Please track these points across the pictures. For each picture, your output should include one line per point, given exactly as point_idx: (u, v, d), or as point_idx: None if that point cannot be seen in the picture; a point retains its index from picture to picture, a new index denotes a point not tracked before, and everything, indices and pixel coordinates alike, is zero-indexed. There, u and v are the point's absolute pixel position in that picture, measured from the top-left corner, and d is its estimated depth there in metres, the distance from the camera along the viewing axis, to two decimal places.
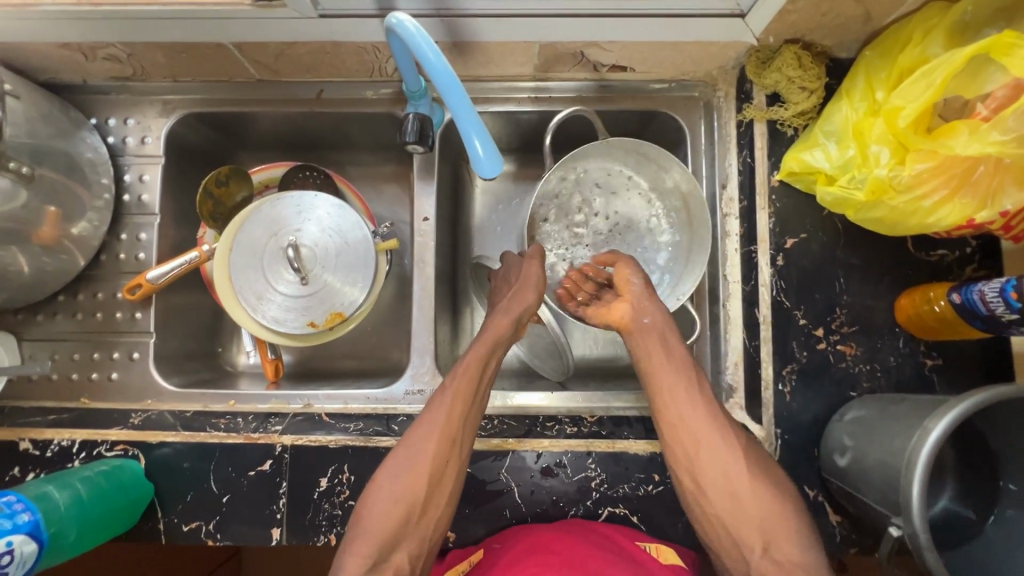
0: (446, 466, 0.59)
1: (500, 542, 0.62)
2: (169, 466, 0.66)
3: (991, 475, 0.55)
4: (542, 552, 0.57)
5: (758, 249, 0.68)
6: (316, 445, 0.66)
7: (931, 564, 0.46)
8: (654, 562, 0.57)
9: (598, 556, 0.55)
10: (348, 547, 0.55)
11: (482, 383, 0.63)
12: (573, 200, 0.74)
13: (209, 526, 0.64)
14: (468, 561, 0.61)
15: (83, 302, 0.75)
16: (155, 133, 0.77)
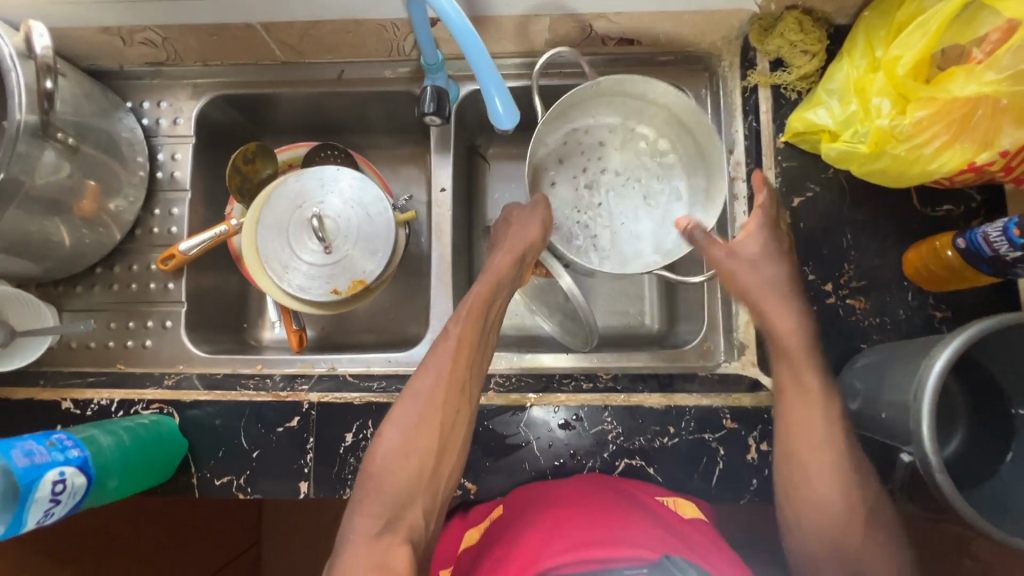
0: (457, 414, 0.60)
1: (518, 497, 0.63)
2: (201, 424, 0.69)
3: (1002, 404, 0.57)
4: (563, 505, 0.59)
5: None
6: (342, 401, 0.69)
7: (942, 483, 0.48)
8: (680, 520, 0.59)
9: (615, 507, 0.58)
10: (359, 506, 0.57)
11: (486, 325, 0.64)
12: (580, 161, 0.76)
13: (240, 480, 0.67)
14: (490, 517, 0.63)
15: (119, 274, 0.79)
16: (186, 115, 0.81)
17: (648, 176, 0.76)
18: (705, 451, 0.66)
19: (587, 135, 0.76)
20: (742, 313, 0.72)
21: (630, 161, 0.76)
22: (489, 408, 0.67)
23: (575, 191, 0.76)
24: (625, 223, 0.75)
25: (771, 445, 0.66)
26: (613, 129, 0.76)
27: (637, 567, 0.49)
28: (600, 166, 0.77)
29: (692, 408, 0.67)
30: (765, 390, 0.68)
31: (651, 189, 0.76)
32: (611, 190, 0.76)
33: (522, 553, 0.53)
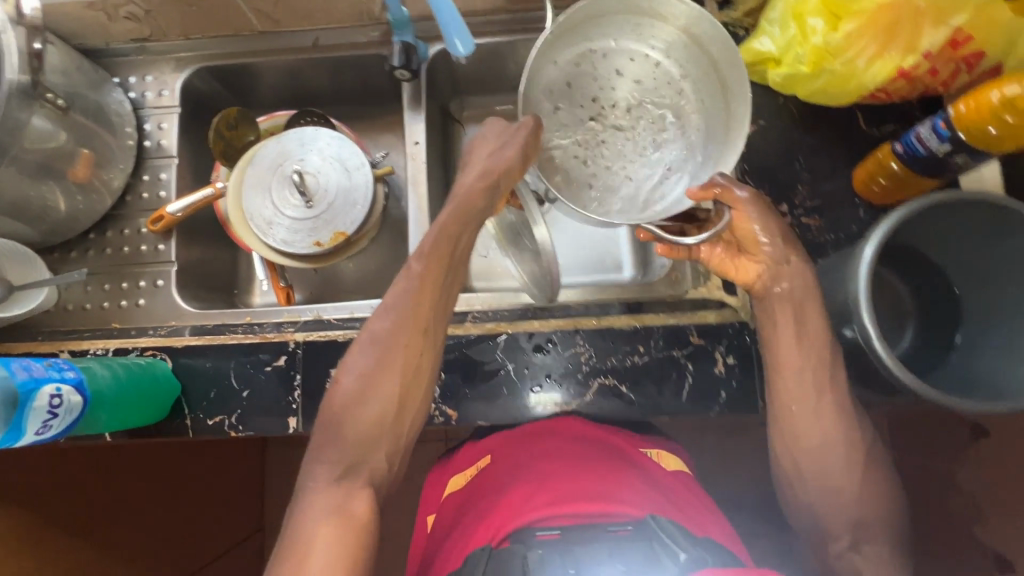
0: (420, 357, 0.60)
1: (503, 448, 0.66)
2: (194, 369, 0.72)
3: (946, 286, 0.62)
4: (550, 459, 0.63)
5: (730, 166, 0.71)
6: (327, 339, 0.72)
7: (881, 351, 0.52)
8: (658, 469, 0.64)
9: (607, 467, 0.62)
10: (317, 455, 0.57)
11: (451, 264, 0.63)
12: (590, 92, 0.73)
13: (232, 419, 0.70)
14: (476, 464, 0.67)
15: (111, 239, 0.83)
16: (171, 87, 0.86)
17: (662, 117, 0.73)
18: (674, 367, 0.69)
19: (604, 59, 0.74)
20: None
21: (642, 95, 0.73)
22: (467, 338, 0.71)
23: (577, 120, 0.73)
24: (626, 164, 0.72)
25: (737, 358, 0.69)
26: (632, 58, 0.74)
27: (622, 524, 0.55)
28: (609, 99, 0.74)
29: (659, 328, 0.70)
30: (730, 309, 0.71)
31: (659, 128, 0.73)
32: (619, 126, 0.73)
33: (507, 504, 0.59)
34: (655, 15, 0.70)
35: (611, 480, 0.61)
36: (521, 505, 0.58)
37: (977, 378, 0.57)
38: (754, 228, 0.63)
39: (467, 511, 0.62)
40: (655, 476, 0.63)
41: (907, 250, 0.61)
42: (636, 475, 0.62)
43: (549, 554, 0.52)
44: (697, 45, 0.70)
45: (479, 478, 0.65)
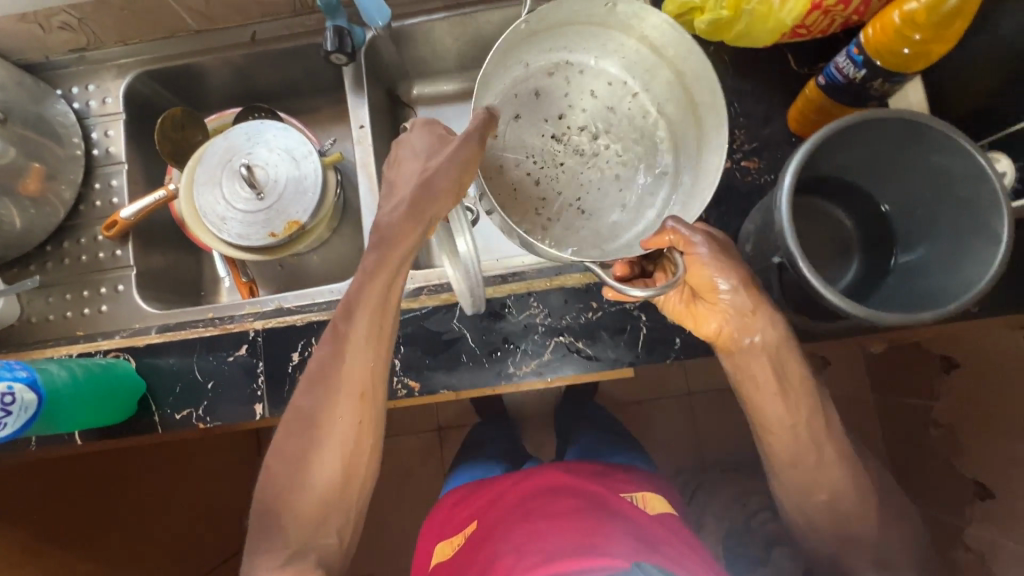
0: (360, 425, 0.62)
1: (491, 511, 0.82)
2: (158, 368, 0.72)
3: (874, 209, 0.63)
4: (532, 520, 0.75)
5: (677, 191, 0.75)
6: (285, 325, 0.73)
7: (805, 271, 0.53)
8: (645, 519, 0.76)
9: (590, 516, 0.73)
10: (258, 549, 0.59)
11: (382, 324, 0.62)
12: (555, 108, 0.79)
13: (199, 412, 0.71)
14: (466, 532, 0.82)
15: (68, 249, 0.83)
16: (114, 94, 0.86)
17: (622, 141, 0.79)
18: (628, 320, 0.70)
19: (578, 75, 0.79)
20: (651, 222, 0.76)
21: (603, 114, 0.79)
22: (423, 310, 0.72)
23: (541, 138, 0.78)
24: (578, 181, 0.78)
25: None
26: (605, 78, 0.79)
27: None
28: (571, 115, 0.79)
29: None
30: None
31: (614, 150, 0.79)
32: (575, 142, 0.78)
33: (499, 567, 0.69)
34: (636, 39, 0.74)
35: (594, 535, 0.68)
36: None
37: (920, 283, 0.58)
38: (709, 275, 0.61)
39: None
40: (639, 521, 0.75)
41: (835, 179, 0.63)
42: (619, 521, 0.73)
43: None
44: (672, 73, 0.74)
45: (466, 556, 0.76)
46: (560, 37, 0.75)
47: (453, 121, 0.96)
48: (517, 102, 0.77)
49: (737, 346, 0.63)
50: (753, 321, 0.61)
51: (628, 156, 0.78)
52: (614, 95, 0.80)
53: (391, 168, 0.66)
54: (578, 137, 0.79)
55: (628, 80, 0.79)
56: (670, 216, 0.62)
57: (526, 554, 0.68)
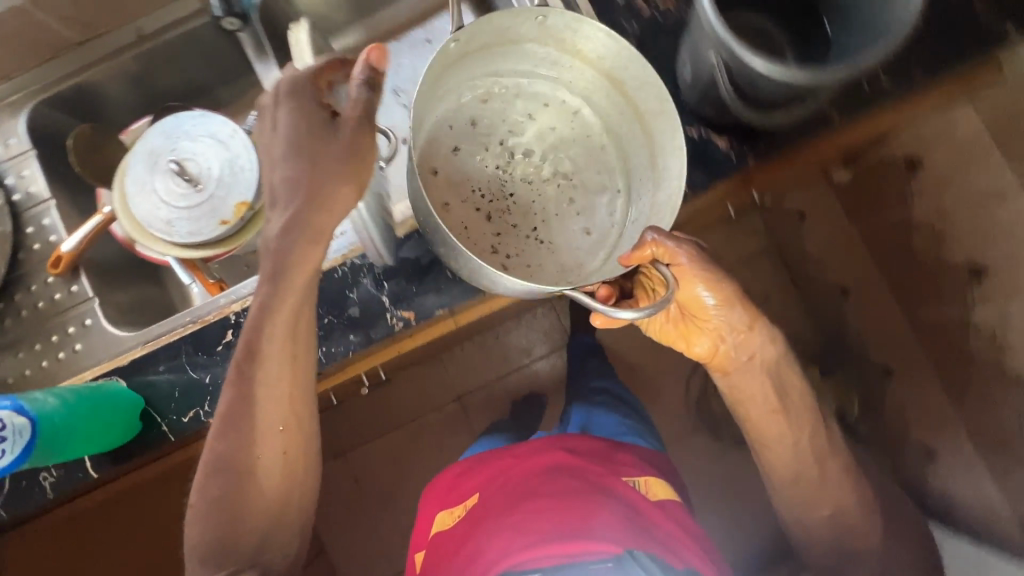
0: (285, 456, 0.68)
1: (485, 489, 0.85)
2: (150, 381, 0.70)
3: None
4: (531, 499, 0.80)
5: (636, 200, 0.78)
6: None
7: (748, 54, 0.53)
8: (635, 494, 0.83)
9: (581, 497, 0.80)
10: (203, 557, 0.64)
11: (297, 349, 0.65)
12: (495, 134, 0.80)
13: (206, 408, 0.70)
14: (464, 505, 0.86)
15: (21, 300, 0.79)
16: (14, 133, 0.81)
17: (569, 159, 0.81)
18: None
19: (513, 98, 0.81)
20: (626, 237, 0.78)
21: (543, 134, 0.81)
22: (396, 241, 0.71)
23: (486, 169, 0.78)
24: (534, 203, 0.78)
25: None
26: (536, 99, 0.82)
27: (603, 561, 0.73)
28: (511, 140, 0.80)
29: None
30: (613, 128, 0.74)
31: (563, 169, 0.80)
32: (520, 165, 0.79)
33: (494, 548, 0.76)
34: (566, 54, 0.77)
35: (594, 518, 0.77)
36: (500, 562, 0.74)
37: (860, 33, 0.60)
38: (695, 288, 0.72)
39: (463, 557, 0.78)
40: (627, 496, 0.82)
41: None
42: (612, 502, 0.80)
43: None
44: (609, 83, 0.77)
45: (464, 530, 0.81)
46: (489, 59, 0.76)
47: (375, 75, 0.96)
48: (456, 133, 0.78)
49: (733, 365, 0.79)
50: (744, 335, 0.76)
51: (575, 178, 0.80)
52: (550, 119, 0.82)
53: (265, 136, 0.60)
54: (523, 162, 0.79)
55: (564, 99, 0.82)
56: (649, 230, 0.67)
57: (524, 539, 0.75)
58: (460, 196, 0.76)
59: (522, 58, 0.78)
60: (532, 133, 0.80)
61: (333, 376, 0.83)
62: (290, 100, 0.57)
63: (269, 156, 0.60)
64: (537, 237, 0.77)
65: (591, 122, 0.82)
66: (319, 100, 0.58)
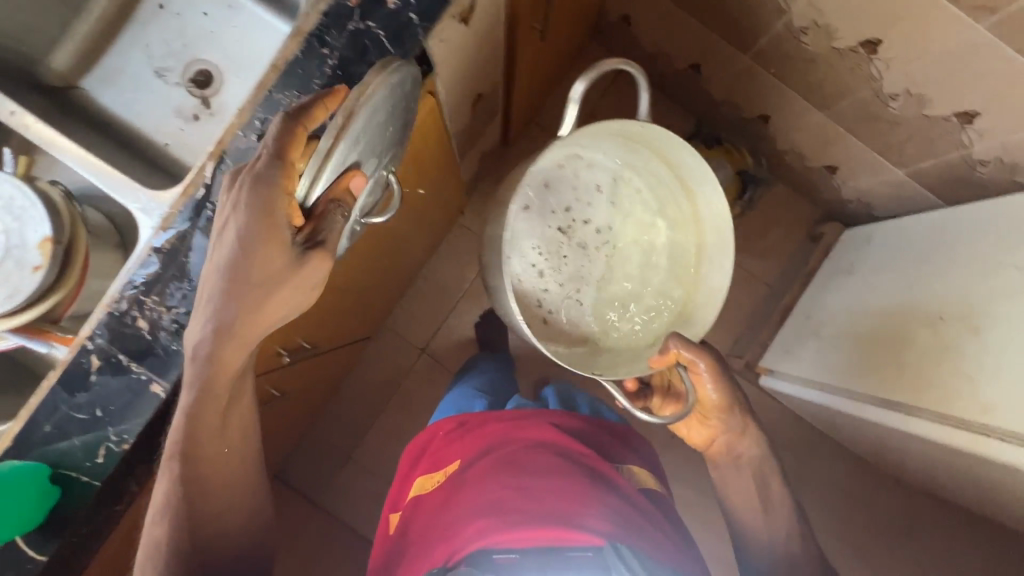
0: (240, 497, 0.74)
1: (471, 460, 0.96)
2: (42, 444, 0.66)
3: None
4: (517, 473, 0.92)
5: (677, 296, 1.06)
6: (104, 312, 0.66)
7: None
8: (616, 473, 0.97)
9: (570, 474, 0.92)
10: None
11: (234, 391, 0.72)
12: (563, 198, 1.07)
13: (114, 438, 0.66)
14: (445, 472, 0.98)
15: None
16: None
17: (624, 239, 1.09)
18: (363, 38, 0.67)
19: (588, 167, 1.07)
20: (672, 308, 1.06)
21: (610, 214, 1.09)
22: (204, 185, 0.68)
23: (548, 229, 1.07)
24: (586, 269, 1.08)
25: None
26: (603, 178, 1.08)
27: (584, 551, 0.82)
28: (572, 213, 1.07)
29: (320, 20, 0.67)
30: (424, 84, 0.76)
31: (609, 251, 1.08)
32: (577, 237, 1.07)
33: (468, 528, 0.84)
34: (645, 153, 1.02)
35: (578, 507, 0.86)
36: (473, 542, 0.82)
37: None
38: (705, 388, 0.89)
39: (440, 528, 0.87)
40: (605, 472, 0.96)
41: None
42: (591, 480, 0.92)
43: (515, 562, 0.81)
44: (681, 191, 1.02)
45: (445, 497, 0.92)
46: (577, 140, 1.00)
47: (118, 59, 0.91)
48: (540, 194, 1.06)
49: (727, 458, 0.96)
50: (744, 437, 0.94)
51: (625, 253, 1.09)
52: (619, 202, 1.08)
53: (229, 209, 0.61)
54: (581, 229, 1.08)
55: (636, 181, 1.08)
56: (671, 337, 0.86)
57: (508, 513, 0.85)
58: (522, 250, 1.06)
59: (605, 142, 1.02)
60: (601, 208, 1.08)
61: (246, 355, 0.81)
62: (252, 188, 0.58)
63: (223, 239, 0.63)
64: (577, 295, 1.07)
65: (656, 207, 1.07)
66: (291, 190, 0.60)
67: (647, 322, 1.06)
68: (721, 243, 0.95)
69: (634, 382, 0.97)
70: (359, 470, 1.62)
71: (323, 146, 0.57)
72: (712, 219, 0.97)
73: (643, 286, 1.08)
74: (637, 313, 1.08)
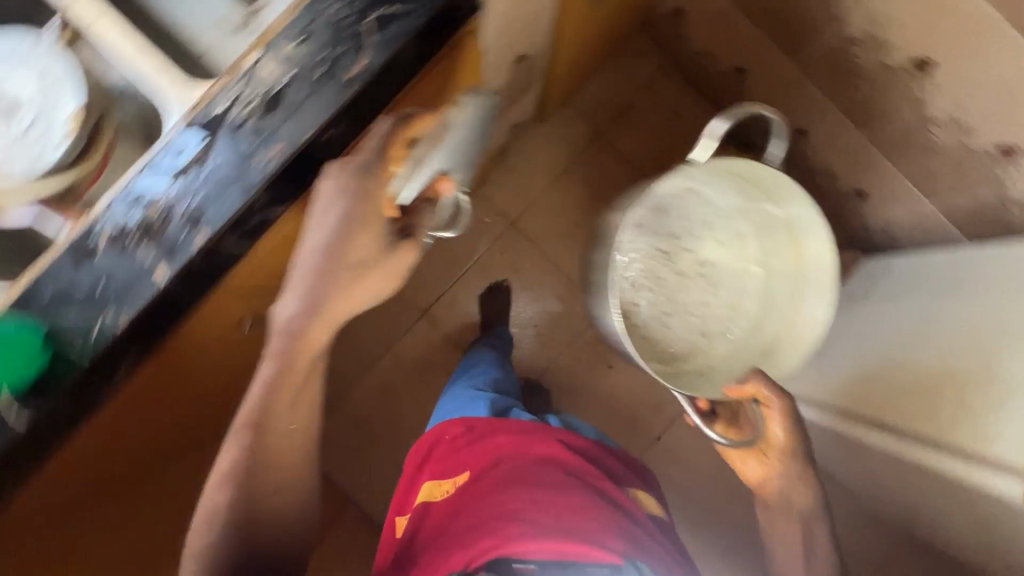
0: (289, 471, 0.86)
1: (481, 471, 0.99)
2: (39, 309, 0.66)
3: None
4: (531, 488, 0.94)
5: (760, 328, 1.19)
6: (120, 190, 0.66)
7: None
8: (623, 495, 1.01)
9: (583, 495, 0.95)
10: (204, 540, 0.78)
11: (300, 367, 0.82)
12: (674, 229, 1.23)
13: (110, 316, 0.66)
14: (455, 480, 1.00)
15: None
16: None
17: (721, 273, 1.23)
18: None
19: (704, 204, 1.20)
20: (759, 340, 1.19)
21: (713, 248, 1.23)
22: (235, 80, 0.67)
23: (653, 252, 1.23)
24: (680, 292, 1.23)
25: None
26: (712, 216, 1.21)
27: (603, 566, 0.85)
28: (678, 242, 1.23)
29: None
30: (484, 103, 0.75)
31: (705, 280, 1.24)
32: (677, 264, 1.23)
33: (490, 537, 0.87)
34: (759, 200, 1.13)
35: (598, 526, 0.90)
36: (496, 551, 0.86)
37: None
38: (776, 429, 0.93)
39: (459, 534, 0.90)
40: (613, 493, 1.00)
41: None
42: (603, 501, 0.96)
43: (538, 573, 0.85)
44: (786, 239, 1.12)
45: (461, 503, 0.95)
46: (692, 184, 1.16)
47: None
48: (654, 223, 1.21)
49: (779, 500, 0.97)
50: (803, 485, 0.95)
51: (718, 287, 1.23)
52: (728, 242, 1.22)
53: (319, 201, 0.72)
54: (683, 257, 1.24)
55: (743, 223, 1.19)
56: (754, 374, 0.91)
57: (525, 525, 0.88)
58: (627, 266, 1.22)
59: (722, 187, 1.15)
60: (706, 242, 1.23)
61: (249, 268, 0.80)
62: (352, 182, 0.71)
63: (320, 223, 0.73)
64: (667, 313, 1.22)
65: (758, 255, 1.20)
66: (387, 188, 0.73)
67: (729, 344, 1.20)
68: (823, 294, 1.06)
69: (706, 403, 1.01)
70: (342, 420, 1.63)
71: (422, 153, 0.70)
72: (815, 271, 1.08)
73: (732, 316, 1.22)
74: (721, 336, 1.21)
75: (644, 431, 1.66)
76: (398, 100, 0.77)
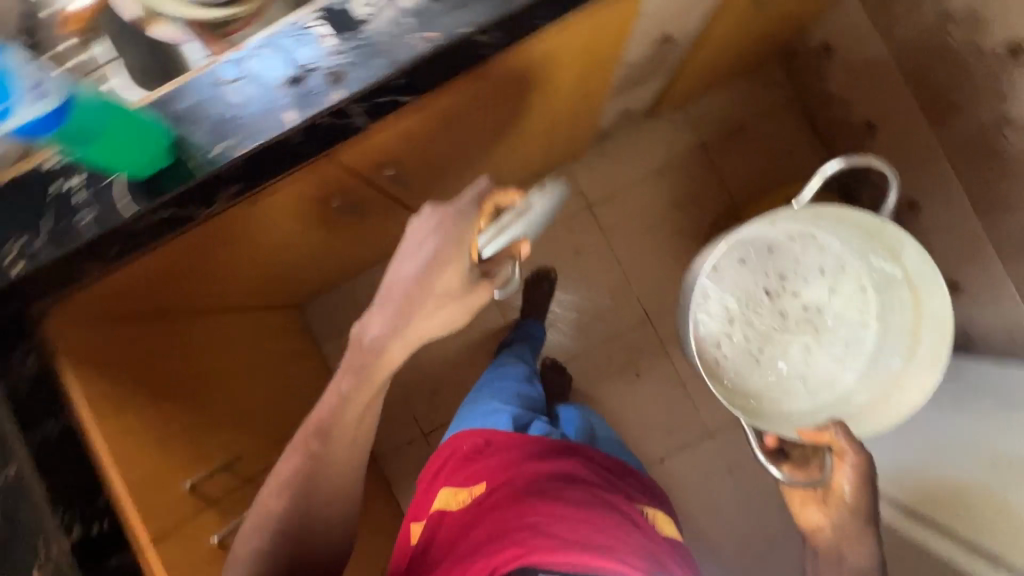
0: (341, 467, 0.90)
1: (495, 486, 0.99)
2: (175, 114, 0.69)
3: None
4: (553, 505, 0.94)
5: (854, 387, 1.15)
6: (283, 27, 0.70)
7: None
8: (638, 514, 1.00)
9: (604, 514, 0.95)
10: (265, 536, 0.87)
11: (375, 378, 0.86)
12: (784, 268, 1.21)
13: (234, 142, 0.69)
14: (471, 491, 1.01)
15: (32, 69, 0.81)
16: None
17: (825, 321, 1.20)
18: None
19: (818, 248, 1.18)
20: (851, 398, 1.14)
21: (824, 294, 1.20)
22: None
23: (756, 287, 1.21)
24: (776, 332, 1.21)
25: None
26: (828, 261, 1.18)
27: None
28: (785, 282, 1.21)
29: None
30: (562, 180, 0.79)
31: (809, 325, 1.20)
32: (780, 303, 1.21)
33: (511, 546, 0.87)
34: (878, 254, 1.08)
35: (622, 544, 0.90)
36: (519, 561, 0.85)
37: None
38: (843, 480, 0.89)
39: (479, 545, 0.90)
40: (631, 513, 0.99)
41: None
42: (623, 519, 0.96)
43: None
44: (906, 299, 1.06)
45: (479, 516, 0.95)
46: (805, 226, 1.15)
47: None
48: (760, 258, 1.20)
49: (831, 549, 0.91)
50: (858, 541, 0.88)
51: (820, 335, 1.20)
52: (839, 291, 1.18)
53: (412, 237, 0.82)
54: (787, 298, 1.21)
55: (861, 274, 1.15)
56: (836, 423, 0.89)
57: (551, 537, 0.88)
58: (724, 296, 1.21)
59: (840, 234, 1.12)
60: (816, 286, 1.20)
61: (363, 147, 0.82)
62: (448, 227, 0.80)
63: (415, 252, 0.81)
64: (758, 350, 1.21)
65: (871, 309, 1.16)
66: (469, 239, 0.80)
67: (819, 395, 1.17)
68: (933, 361, 0.99)
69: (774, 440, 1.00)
70: None
71: (503, 221, 0.77)
72: (932, 335, 1.01)
73: (827, 366, 1.18)
74: (809, 385, 1.18)
75: (648, 450, 1.64)
76: (553, 27, 0.77)
